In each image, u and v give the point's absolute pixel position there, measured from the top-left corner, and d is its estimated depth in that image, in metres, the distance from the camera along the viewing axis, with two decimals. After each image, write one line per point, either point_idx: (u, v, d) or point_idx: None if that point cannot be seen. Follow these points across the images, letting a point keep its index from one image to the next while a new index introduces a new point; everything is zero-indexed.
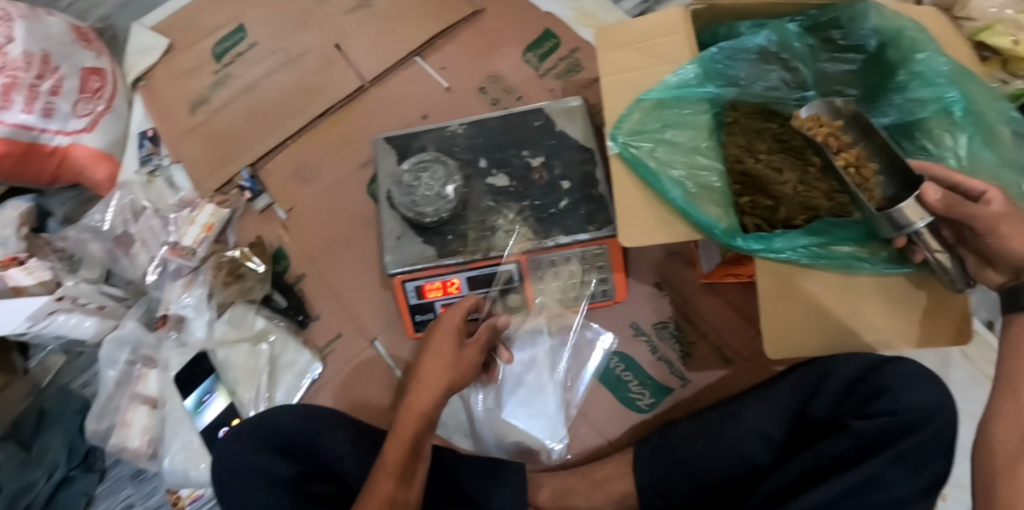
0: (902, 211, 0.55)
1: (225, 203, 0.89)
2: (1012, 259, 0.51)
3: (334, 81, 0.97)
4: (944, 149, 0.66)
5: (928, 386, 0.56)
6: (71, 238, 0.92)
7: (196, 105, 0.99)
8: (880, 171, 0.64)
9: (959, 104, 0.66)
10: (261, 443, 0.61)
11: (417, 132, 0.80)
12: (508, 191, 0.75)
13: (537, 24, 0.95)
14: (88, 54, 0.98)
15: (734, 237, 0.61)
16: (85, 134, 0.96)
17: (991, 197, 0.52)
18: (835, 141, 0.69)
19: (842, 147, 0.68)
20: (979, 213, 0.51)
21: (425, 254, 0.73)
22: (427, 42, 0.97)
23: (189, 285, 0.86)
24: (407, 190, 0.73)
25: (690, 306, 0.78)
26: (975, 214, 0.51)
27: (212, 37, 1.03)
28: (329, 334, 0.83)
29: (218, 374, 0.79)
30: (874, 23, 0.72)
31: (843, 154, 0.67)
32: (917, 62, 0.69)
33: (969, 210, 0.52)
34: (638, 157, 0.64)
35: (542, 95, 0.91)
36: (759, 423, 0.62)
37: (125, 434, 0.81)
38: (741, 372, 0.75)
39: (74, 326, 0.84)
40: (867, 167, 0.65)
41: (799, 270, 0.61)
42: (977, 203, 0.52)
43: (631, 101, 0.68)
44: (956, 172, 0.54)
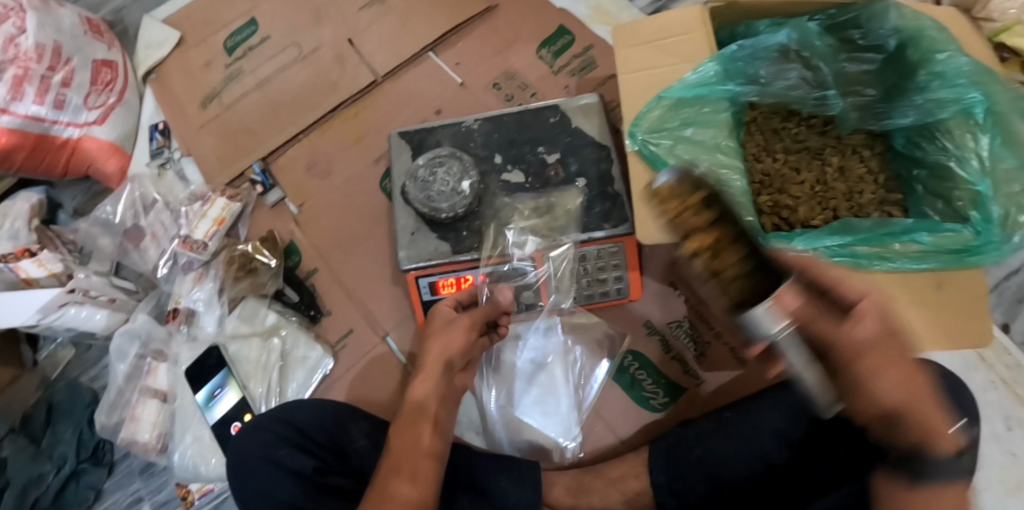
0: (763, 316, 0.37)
1: (237, 197, 0.89)
2: (882, 397, 0.39)
3: (346, 76, 0.96)
4: (966, 151, 0.65)
5: (949, 389, 0.56)
6: (81, 230, 0.92)
7: (208, 99, 0.99)
8: (741, 270, 0.40)
9: (981, 106, 0.64)
10: (277, 438, 0.61)
11: (432, 127, 0.80)
12: (524, 188, 0.75)
13: (552, 20, 0.95)
14: (99, 47, 0.98)
15: (754, 236, 0.61)
16: (96, 127, 0.96)
17: (863, 320, 0.39)
18: (686, 215, 0.43)
19: (694, 225, 0.43)
20: (837, 336, 0.39)
21: (440, 250, 0.73)
22: (441, 38, 0.97)
23: (199, 280, 0.86)
24: (422, 186, 0.72)
25: (705, 305, 0.78)
26: (830, 337, 0.39)
27: (224, 32, 1.03)
28: (341, 330, 0.83)
29: (230, 368, 0.79)
30: (894, 23, 0.71)
31: (693, 236, 0.42)
32: (939, 62, 0.67)
33: (815, 327, 0.39)
34: (657, 156, 0.64)
35: (557, 92, 0.90)
36: (777, 423, 0.62)
37: (134, 428, 0.81)
38: (758, 371, 0.74)
39: (85, 318, 0.83)
40: (725, 256, 0.40)
41: (819, 269, 0.61)
42: (841, 321, 0.40)
43: (651, 99, 0.67)
44: (833, 272, 0.41)
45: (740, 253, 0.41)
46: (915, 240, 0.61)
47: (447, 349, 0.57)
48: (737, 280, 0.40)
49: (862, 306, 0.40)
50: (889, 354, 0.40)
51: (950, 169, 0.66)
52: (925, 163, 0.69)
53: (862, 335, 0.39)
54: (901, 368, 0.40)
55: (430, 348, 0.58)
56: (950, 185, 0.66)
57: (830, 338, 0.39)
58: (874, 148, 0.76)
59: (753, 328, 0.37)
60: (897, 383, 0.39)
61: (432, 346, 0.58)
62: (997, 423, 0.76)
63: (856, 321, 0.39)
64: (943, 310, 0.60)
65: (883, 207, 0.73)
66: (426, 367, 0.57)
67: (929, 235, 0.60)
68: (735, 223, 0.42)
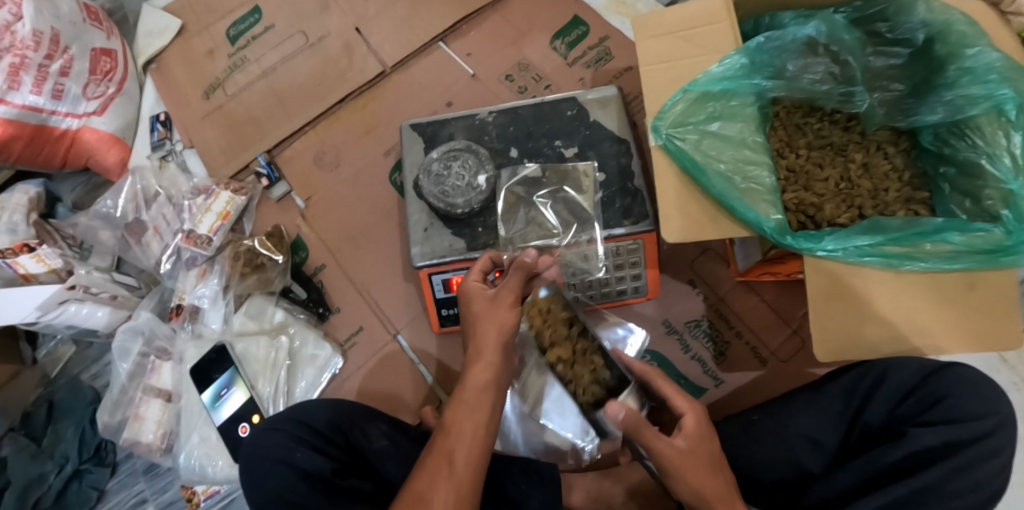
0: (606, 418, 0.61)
1: (242, 190, 0.87)
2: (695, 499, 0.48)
3: (354, 66, 0.94)
4: (996, 148, 0.62)
5: (984, 395, 0.55)
6: (81, 224, 0.89)
7: (211, 89, 0.96)
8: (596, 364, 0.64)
9: (1012, 103, 0.61)
10: (293, 439, 0.59)
11: (445, 119, 0.77)
12: (542, 182, 0.72)
13: (566, 11, 0.92)
14: (98, 34, 0.95)
15: (783, 234, 0.59)
16: (96, 117, 0.93)
17: (684, 429, 0.50)
18: (551, 333, 0.67)
19: (557, 339, 0.66)
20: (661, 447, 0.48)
21: (455, 247, 0.70)
22: (451, 28, 0.94)
23: (203, 276, 0.83)
24: (436, 180, 0.70)
25: (724, 304, 0.77)
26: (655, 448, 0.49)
27: (227, 20, 1.00)
28: (350, 328, 0.81)
29: (237, 367, 0.77)
30: (922, 16, 0.69)
31: (557, 348, 0.66)
32: (968, 58, 0.65)
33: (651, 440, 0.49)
34: (682, 151, 0.62)
35: (572, 84, 0.88)
36: (808, 427, 0.61)
37: (138, 428, 0.79)
38: (777, 373, 0.73)
39: (86, 316, 0.81)
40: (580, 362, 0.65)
41: (849, 271, 0.59)
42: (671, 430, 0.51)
43: (675, 92, 0.65)
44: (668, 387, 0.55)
45: (591, 362, 0.64)
46: (947, 239, 0.58)
47: (502, 333, 0.55)
48: (592, 384, 0.64)
49: (685, 419, 0.51)
50: (684, 453, 0.49)
51: (980, 166, 0.63)
52: (953, 160, 0.66)
53: (683, 443, 0.49)
54: (715, 473, 0.49)
55: (482, 333, 0.55)
56: (980, 183, 0.63)
57: (656, 441, 0.50)
58: (899, 145, 0.74)
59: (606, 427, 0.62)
60: (705, 480, 0.48)
61: (485, 330, 0.55)
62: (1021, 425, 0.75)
63: (678, 432, 0.50)
64: (977, 314, 0.57)
65: (909, 204, 0.70)
66: (482, 352, 0.54)
67: (961, 234, 0.58)
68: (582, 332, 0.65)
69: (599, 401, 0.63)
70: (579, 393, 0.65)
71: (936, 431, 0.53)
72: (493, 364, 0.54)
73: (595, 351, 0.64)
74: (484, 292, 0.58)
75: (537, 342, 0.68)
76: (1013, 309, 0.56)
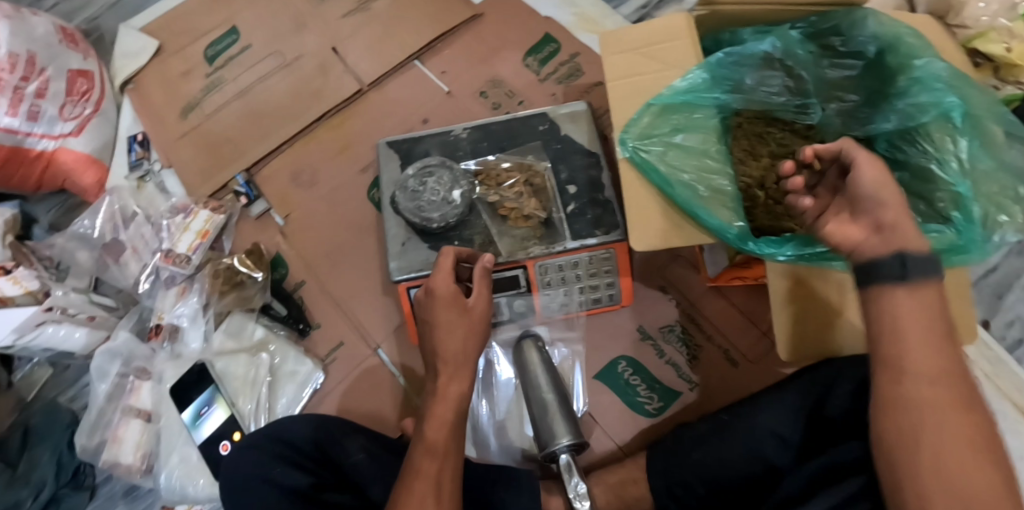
0: (554, 430, 0.67)
1: (221, 208, 0.88)
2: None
3: (331, 84, 0.95)
4: (945, 153, 0.65)
5: None
6: (57, 245, 0.89)
7: (188, 109, 0.97)
8: (531, 213, 0.73)
9: (958, 110, 0.64)
10: (270, 457, 0.59)
11: (420, 136, 0.79)
12: (509, 175, 0.76)
13: (537, 28, 0.95)
14: (75, 56, 0.95)
15: (746, 241, 0.62)
16: (72, 138, 0.93)
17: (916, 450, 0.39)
18: (511, 195, 0.74)
19: (507, 197, 0.74)
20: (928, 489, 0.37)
21: (431, 260, 0.72)
22: (426, 46, 0.96)
23: (183, 294, 0.84)
24: (412, 195, 0.71)
25: (697, 309, 0.79)
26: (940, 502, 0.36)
27: (204, 40, 1.01)
28: (331, 343, 0.81)
29: (216, 385, 0.77)
30: (873, 30, 0.72)
31: (508, 203, 0.74)
32: (917, 68, 0.68)
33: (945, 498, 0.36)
34: (648, 162, 0.65)
35: (544, 99, 0.90)
36: (774, 423, 0.60)
37: (117, 449, 0.79)
38: (747, 374, 0.76)
39: (64, 337, 0.81)
40: (523, 213, 0.73)
41: (807, 273, 0.62)
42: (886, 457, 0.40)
43: (641, 106, 0.68)
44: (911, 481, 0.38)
45: (532, 216, 0.74)
46: None
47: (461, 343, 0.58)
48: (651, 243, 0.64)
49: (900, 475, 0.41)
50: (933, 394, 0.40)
51: (931, 170, 0.66)
52: (908, 165, 0.69)
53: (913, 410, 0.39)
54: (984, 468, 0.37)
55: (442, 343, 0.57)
56: (932, 186, 0.66)
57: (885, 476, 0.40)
58: None
59: (552, 438, 0.67)
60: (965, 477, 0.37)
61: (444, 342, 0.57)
62: None
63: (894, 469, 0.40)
64: None
65: None
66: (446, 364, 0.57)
67: None
68: (535, 202, 0.74)
69: (536, 236, 0.73)
70: (518, 226, 0.73)
71: None
72: (455, 375, 0.57)
73: (536, 210, 0.73)
74: (452, 294, 0.59)
75: (498, 198, 0.74)
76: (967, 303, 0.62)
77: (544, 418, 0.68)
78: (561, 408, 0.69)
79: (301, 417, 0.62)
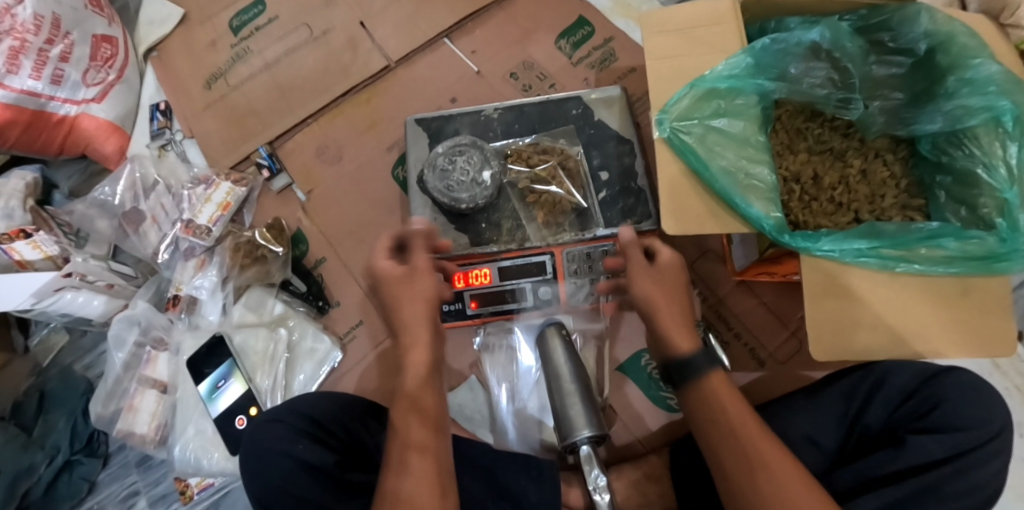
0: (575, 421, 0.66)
1: (242, 181, 0.87)
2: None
3: (358, 60, 0.94)
4: (993, 159, 0.63)
5: (981, 399, 0.55)
6: (77, 212, 0.89)
7: (212, 79, 0.96)
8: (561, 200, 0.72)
9: (1010, 115, 0.62)
10: (295, 433, 0.57)
11: (450, 115, 0.77)
12: (542, 157, 0.73)
13: (572, 10, 0.93)
14: (99, 21, 0.94)
15: (782, 233, 0.60)
16: (95, 104, 0.93)
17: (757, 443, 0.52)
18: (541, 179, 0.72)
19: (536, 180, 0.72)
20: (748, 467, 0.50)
21: (459, 242, 0.72)
22: (456, 25, 0.94)
23: (202, 266, 0.83)
24: (441, 175, 0.69)
25: (724, 306, 0.77)
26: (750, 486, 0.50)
27: (230, 11, 0.99)
28: (351, 321, 0.80)
29: (235, 360, 0.76)
30: (925, 27, 0.69)
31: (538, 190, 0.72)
32: (970, 68, 0.66)
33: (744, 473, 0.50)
34: (686, 145, 0.63)
35: (576, 84, 0.88)
36: (810, 430, 0.59)
37: (132, 419, 0.79)
38: (774, 375, 0.74)
39: (82, 304, 0.80)
40: (553, 201, 0.72)
41: (844, 270, 0.60)
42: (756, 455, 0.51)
43: (682, 87, 0.66)
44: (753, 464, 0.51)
45: (561, 205, 0.72)
46: (941, 244, 0.59)
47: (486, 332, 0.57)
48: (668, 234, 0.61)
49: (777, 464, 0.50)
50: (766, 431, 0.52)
51: (976, 176, 0.64)
52: (951, 169, 0.67)
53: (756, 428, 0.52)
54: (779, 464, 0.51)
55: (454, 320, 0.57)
56: (976, 192, 0.64)
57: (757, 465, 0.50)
58: (897, 153, 0.74)
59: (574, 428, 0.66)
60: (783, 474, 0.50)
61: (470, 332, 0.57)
62: None
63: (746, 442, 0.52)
64: (971, 314, 0.58)
65: (905, 211, 0.71)
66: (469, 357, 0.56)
67: (956, 240, 0.59)
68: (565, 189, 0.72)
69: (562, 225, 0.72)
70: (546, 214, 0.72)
71: (940, 441, 0.53)
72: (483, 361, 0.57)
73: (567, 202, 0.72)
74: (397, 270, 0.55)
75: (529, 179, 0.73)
76: (1007, 311, 0.57)
77: (565, 405, 0.67)
78: (583, 397, 0.67)
79: (325, 395, 0.61)
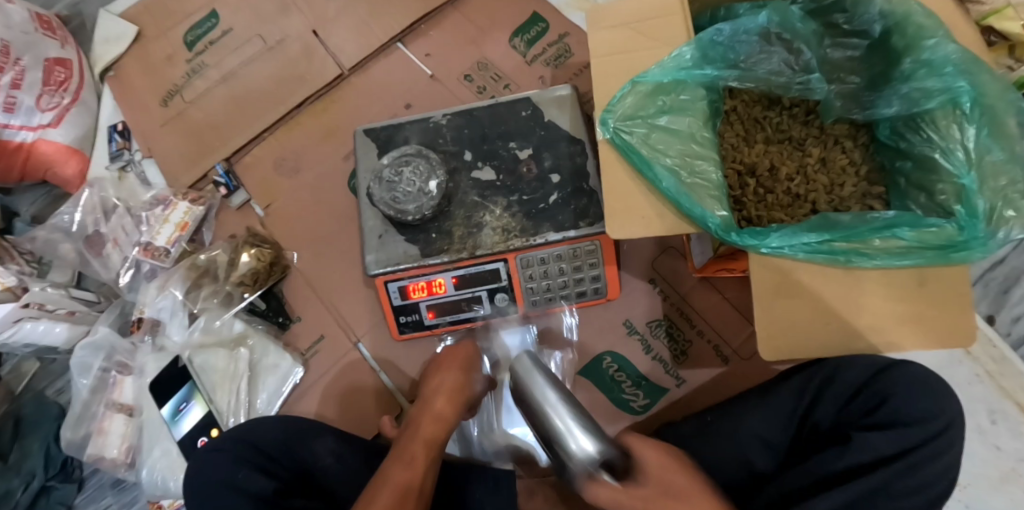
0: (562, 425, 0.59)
1: (199, 200, 0.86)
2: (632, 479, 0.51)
3: (314, 68, 0.92)
4: (950, 142, 0.59)
5: (933, 394, 0.54)
6: (40, 239, 0.89)
7: (169, 96, 0.95)
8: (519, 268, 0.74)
9: (968, 97, 0.58)
10: (235, 459, 0.61)
11: (400, 123, 0.76)
12: (491, 164, 0.73)
13: (526, 7, 0.90)
14: (52, 44, 0.94)
15: (728, 231, 0.57)
16: (51, 129, 0.92)
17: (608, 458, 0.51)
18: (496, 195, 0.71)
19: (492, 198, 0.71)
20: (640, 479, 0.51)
21: (409, 253, 0.69)
22: (410, 28, 0.92)
23: (164, 287, 0.82)
24: (388, 187, 0.68)
25: (686, 303, 0.76)
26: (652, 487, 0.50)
27: (184, 24, 0.98)
28: (312, 336, 0.79)
29: (194, 381, 0.76)
30: (880, 7, 0.67)
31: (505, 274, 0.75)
32: (926, 49, 0.61)
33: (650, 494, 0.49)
34: (629, 144, 0.61)
35: (531, 83, 0.87)
36: (759, 428, 0.59)
37: (102, 443, 0.78)
38: (738, 371, 0.72)
39: (43, 333, 0.81)
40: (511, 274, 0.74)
41: (796, 265, 0.56)
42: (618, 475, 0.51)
43: (624, 85, 0.64)
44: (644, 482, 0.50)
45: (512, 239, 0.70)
46: (897, 235, 0.55)
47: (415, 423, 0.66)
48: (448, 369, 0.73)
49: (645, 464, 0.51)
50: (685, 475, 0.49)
51: (935, 161, 0.60)
52: (911, 154, 0.64)
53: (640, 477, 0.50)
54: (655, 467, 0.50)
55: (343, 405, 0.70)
56: (935, 178, 0.60)
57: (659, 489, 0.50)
58: (858, 139, 0.72)
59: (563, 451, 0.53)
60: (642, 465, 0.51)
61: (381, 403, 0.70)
62: (982, 417, 0.76)
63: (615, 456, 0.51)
64: (934, 308, 0.54)
65: (864, 200, 0.69)
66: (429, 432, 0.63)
67: (911, 229, 0.54)
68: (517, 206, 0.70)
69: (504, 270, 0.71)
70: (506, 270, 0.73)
71: (887, 436, 0.52)
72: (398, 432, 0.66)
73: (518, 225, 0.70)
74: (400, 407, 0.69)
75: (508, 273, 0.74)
76: (968, 301, 0.53)
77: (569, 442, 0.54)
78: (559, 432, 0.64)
79: (265, 419, 0.65)
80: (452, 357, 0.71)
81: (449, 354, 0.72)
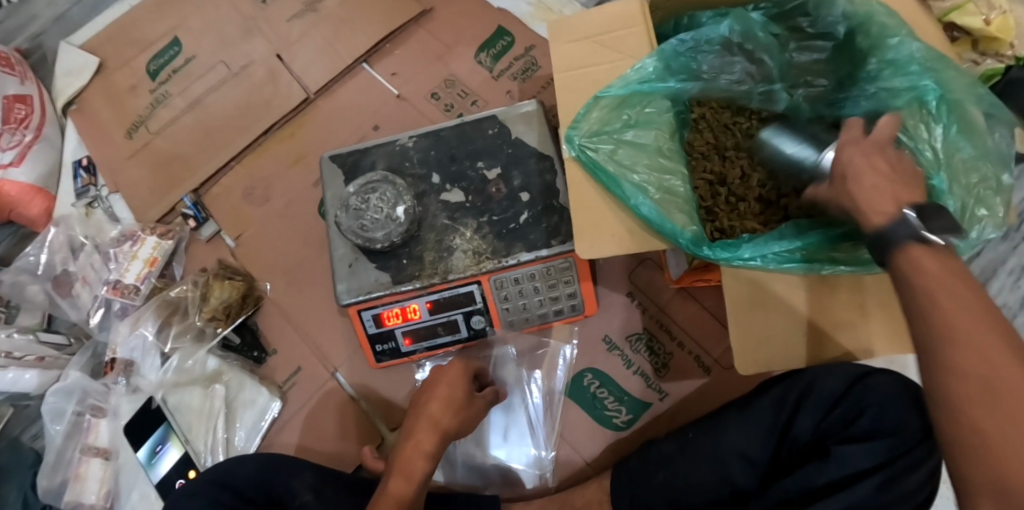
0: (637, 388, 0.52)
1: (168, 233, 0.85)
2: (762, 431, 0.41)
3: (279, 93, 0.91)
4: (919, 141, 0.57)
5: (915, 402, 0.51)
6: (7, 282, 0.88)
7: (134, 128, 0.93)
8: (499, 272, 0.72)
9: (933, 94, 0.57)
10: (207, 503, 0.58)
11: (366, 148, 0.75)
12: (460, 185, 0.72)
13: (491, 22, 0.90)
14: (10, 81, 0.91)
15: (700, 245, 0.56)
16: (13, 168, 0.90)
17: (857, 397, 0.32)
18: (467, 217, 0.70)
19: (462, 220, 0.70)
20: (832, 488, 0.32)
21: (381, 281, 0.68)
22: (375, 48, 0.91)
23: (136, 324, 0.80)
24: (355, 215, 0.67)
25: (665, 315, 0.75)
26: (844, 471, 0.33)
27: (146, 54, 0.96)
28: (289, 368, 0.78)
29: (169, 422, 0.75)
30: (843, 9, 0.66)
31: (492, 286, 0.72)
32: (889, 49, 0.61)
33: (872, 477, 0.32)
34: (596, 161, 0.60)
35: (499, 98, 0.86)
36: (738, 444, 0.59)
37: (79, 489, 0.76)
38: (720, 381, 0.72)
39: (13, 380, 0.80)
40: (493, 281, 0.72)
41: (769, 276, 0.56)
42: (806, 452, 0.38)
43: (588, 100, 0.63)
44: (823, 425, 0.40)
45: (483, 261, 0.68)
46: None
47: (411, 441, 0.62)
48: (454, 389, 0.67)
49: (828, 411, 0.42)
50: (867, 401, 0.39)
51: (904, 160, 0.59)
52: None
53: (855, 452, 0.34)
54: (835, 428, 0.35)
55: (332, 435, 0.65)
56: None
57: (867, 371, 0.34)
58: None
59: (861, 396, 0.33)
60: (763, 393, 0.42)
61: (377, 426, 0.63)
62: None
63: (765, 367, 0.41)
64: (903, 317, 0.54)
65: None
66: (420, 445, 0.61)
67: None
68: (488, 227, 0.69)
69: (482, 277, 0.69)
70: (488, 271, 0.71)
71: (863, 447, 0.50)
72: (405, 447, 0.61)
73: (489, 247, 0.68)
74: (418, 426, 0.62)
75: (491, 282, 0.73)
76: None
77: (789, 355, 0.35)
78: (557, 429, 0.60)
79: (243, 458, 0.63)
80: (440, 383, 0.64)
81: (438, 376, 0.65)
